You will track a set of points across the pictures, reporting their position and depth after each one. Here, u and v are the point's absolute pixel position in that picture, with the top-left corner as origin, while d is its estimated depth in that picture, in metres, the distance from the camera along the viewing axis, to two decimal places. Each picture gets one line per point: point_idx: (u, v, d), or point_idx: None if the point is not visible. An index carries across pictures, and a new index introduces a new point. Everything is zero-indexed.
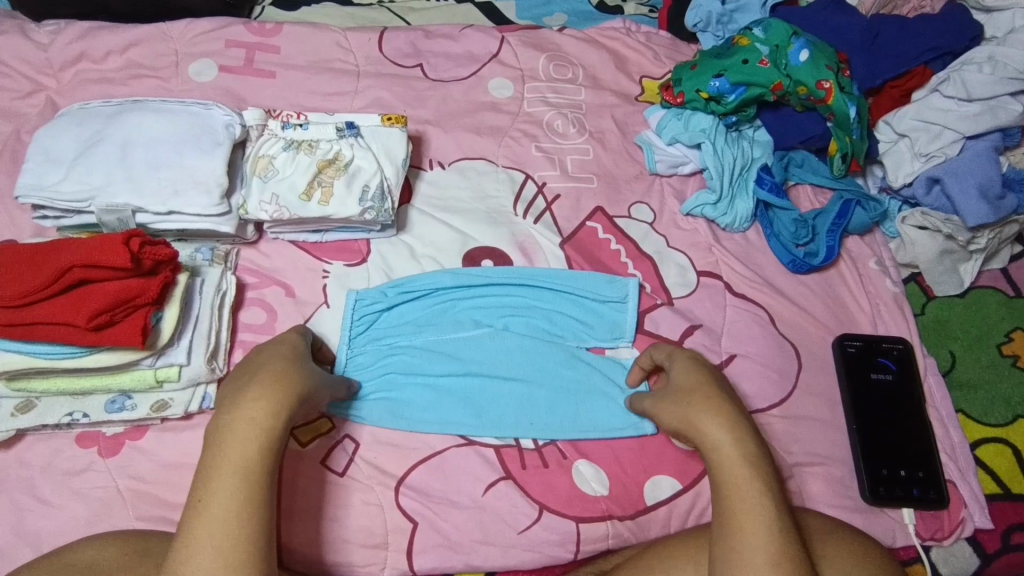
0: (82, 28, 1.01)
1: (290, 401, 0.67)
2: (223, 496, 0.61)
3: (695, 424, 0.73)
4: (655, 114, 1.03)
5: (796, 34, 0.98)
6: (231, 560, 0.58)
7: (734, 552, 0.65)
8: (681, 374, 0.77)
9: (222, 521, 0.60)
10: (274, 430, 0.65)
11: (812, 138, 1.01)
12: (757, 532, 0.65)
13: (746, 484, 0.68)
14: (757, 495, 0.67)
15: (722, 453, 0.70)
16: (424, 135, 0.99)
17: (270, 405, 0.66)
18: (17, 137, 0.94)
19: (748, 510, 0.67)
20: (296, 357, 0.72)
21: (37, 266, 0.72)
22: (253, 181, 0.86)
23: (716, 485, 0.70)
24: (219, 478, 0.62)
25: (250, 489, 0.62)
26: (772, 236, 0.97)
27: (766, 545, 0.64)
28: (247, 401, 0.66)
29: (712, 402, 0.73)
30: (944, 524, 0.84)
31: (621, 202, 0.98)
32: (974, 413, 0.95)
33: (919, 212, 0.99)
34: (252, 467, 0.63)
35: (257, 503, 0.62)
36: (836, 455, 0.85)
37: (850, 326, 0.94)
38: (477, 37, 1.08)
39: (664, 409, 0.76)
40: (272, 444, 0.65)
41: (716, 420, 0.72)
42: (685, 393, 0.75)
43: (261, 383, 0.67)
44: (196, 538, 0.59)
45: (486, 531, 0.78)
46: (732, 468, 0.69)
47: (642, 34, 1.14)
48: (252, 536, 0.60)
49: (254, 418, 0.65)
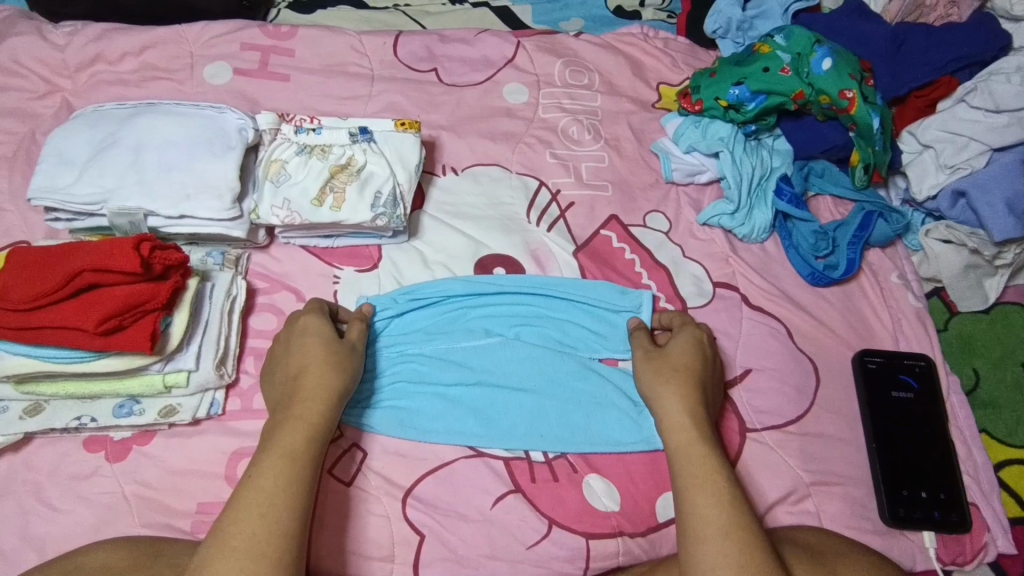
0: (98, 30, 1.01)
1: (336, 395, 0.73)
2: (269, 474, 0.66)
3: (658, 404, 0.77)
4: (672, 122, 1.02)
5: (819, 42, 0.96)
6: (273, 530, 0.62)
7: (687, 525, 0.69)
8: (676, 350, 0.80)
9: (269, 496, 0.64)
10: (323, 421, 0.71)
11: (833, 147, 0.99)
12: (707, 505, 0.69)
13: (701, 462, 0.72)
14: (711, 474, 0.71)
15: (680, 434, 0.74)
16: (437, 140, 0.98)
17: (320, 398, 0.72)
18: (32, 138, 0.94)
19: (702, 486, 0.70)
20: (336, 343, 0.76)
21: (48, 269, 0.72)
22: (265, 186, 0.85)
23: (671, 464, 0.74)
24: (269, 458, 0.67)
25: (294, 474, 0.66)
26: (791, 248, 0.95)
27: (717, 517, 0.68)
28: (299, 393, 0.72)
29: (685, 385, 0.77)
30: (966, 549, 0.82)
31: (636, 211, 0.96)
32: (998, 434, 0.94)
33: (943, 225, 0.96)
34: (299, 450, 0.68)
35: (303, 483, 0.66)
36: (854, 475, 0.83)
37: (870, 342, 0.91)
38: (492, 41, 1.07)
39: (646, 376, 0.79)
40: (316, 435, 0.70)
41: (681, 403, 0.76)
42: (672, 368, 0.78)
43: (312, 375, 0.73)
44: (245, 509, 0.63)
45: (494, 546, 0.76)
46: (688, 442, 0.74)
47: (660, 40, 1.12)
48: (296, 513, 0.64)
49: (305, 409, 0.71)
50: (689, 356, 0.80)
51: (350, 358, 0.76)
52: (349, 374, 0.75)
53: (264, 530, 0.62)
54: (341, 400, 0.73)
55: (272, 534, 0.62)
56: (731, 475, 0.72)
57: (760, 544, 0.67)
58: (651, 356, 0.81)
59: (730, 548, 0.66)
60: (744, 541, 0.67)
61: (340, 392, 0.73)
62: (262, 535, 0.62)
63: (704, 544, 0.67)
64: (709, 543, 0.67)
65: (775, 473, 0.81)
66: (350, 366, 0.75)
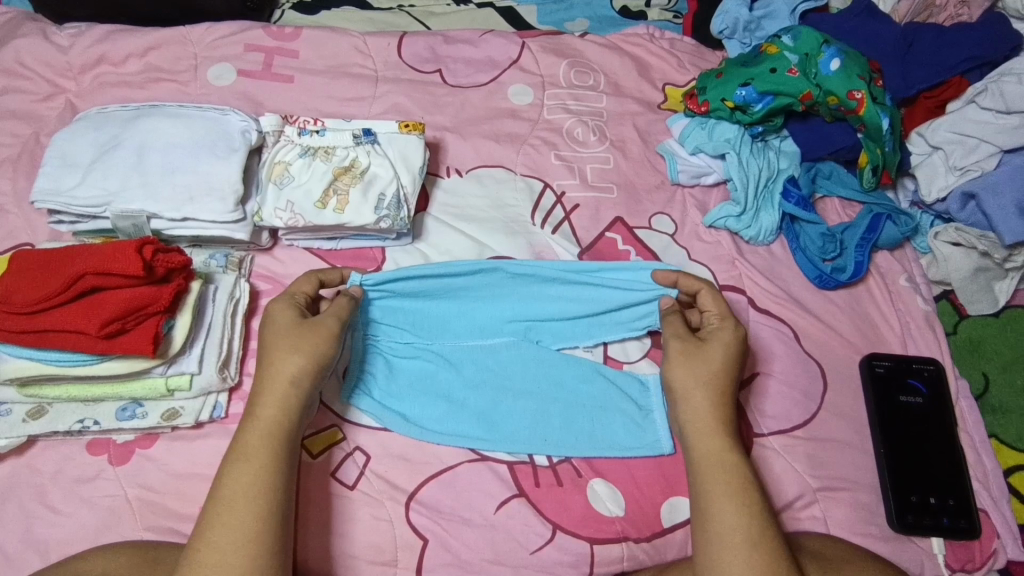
0: (103, 32, 1.01)
1: (291, 381, 0.71)
2: (235, 479, 0.66)
3: (689, 404, 0.75)
4: (678, 123, 1.01)
5: (827, 42, 0.95)
6: (245, 536, 0.63)
7: (711, 531, 0.69)
8: (714, 347, 0.77)
9: (232, 502, 0.64)
10: (279, 416, 0.69)
11: (842, 149, 0.98)
12: (734, 512, 0.69)
13: (731, 468, 0.72)
14: (739, 480, 0.71)
15: (709, 438, 0.74)
16: (441, 142, 0.98)
17: (277, 391, 0.70)
18: (36, 140, 0.94)
19: (730, 491, 0.70)
20: (309, 327, 0.74)
21: (49, 273, 0.72)
22: (268, 189, 0.85)
23: (696, 466, 0.73)
24: (232, 464, 0.67)
25: (253, 478, 0.66)
26: (798, 250, 0.94)
27: (744, 524, 0.68)
28: (257, 391, 0.71)
29: (715, 381, 0.76)
30: (975, 555, 0.81)
31: (642, 212, 0.95)
32: (1008, 439, 0.93)
33: (953, 228, 0.95)
34: (257, 452, 0.67)
35: (268, 482, 0.66)
36: (862, 480, 0.82)
37: (878, 345, 0.90)
38: (497, 42, 1.06)
39: (683, 372, 0.76)
40: (276, 432, 0.69)
41: (713, 406, 0.75)
42: (710, 368, 0.76)
43: (267, 371, 0.71)
44: (216, 518, 0.64)
45: (498, 551, 0.76)
46: (711, 439, 0.74)
47: (666, 40, 1.11)
48: (262, 513, 0.65)
49: (262, 406, 0.70)
50: (723, 354, 0.77)
51: (317, 339, 0.73)
52: (310, 356, 0.72)
53: (233, 537, 0.63)
54: (302, 385, 0.71)
55: (244, 539, 0.63)
56: (753, 479, 0.72)
57: (780, 548, 0.68)
58: (687, 347, 0.77)
59: (757, 555, 0.67)
60: (767, 547, 0.67)
61: (294, 378, 0.71)
62: (233, 541, 0.63)
63: (730, 550, 0.67)
64: (736, 550, 0.67)
65: (782, 477, 0.80)
66: (316, 349, 0.73)
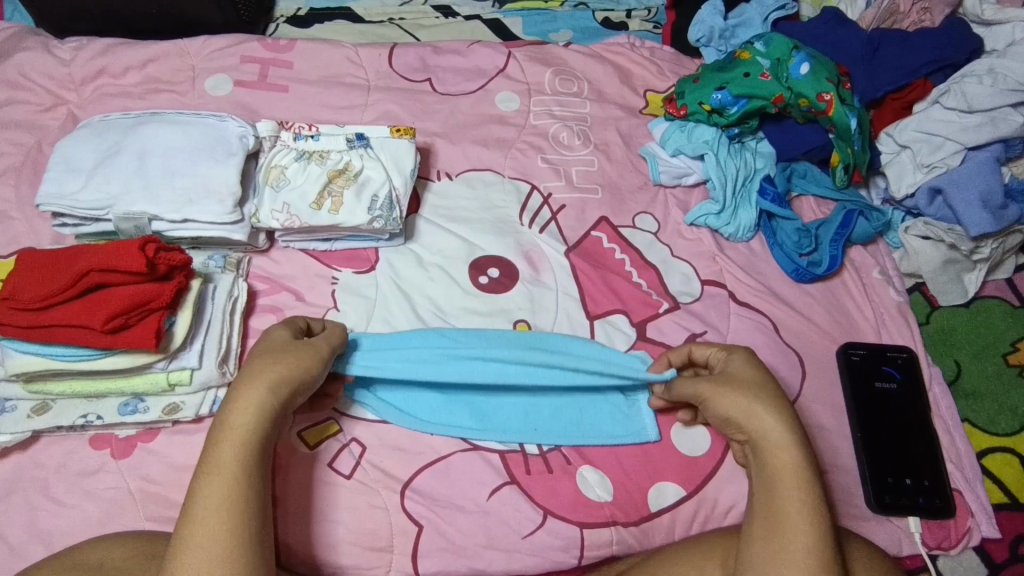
0: (103, 45, 1.05)
1: (269, 387, 0.69)
2: (208, 496, 0.64)
3: (760, 422, 0.72)
4: (659, 126, 1.05)
5: (796, 48, 1.00)
6: (219, 557, 0.62)
7: (787, 547, 0.67)
8: (742, 368, 0.76)
9: (202, 521, 0.63)
10: (252, 424, 0.67)
11: (814, 149, 1.03)
12: (809, 528, 0.67)
13: (805, 483, 0.69)
14: (812, 494, 0.69)
15: (783, 450, 0.71)
16: (432, 147, 1.02)
17: (252, 401, 0.68)
18: (39, 148, 0.97)
19: (804, 511, 0.68)
20: (292, 351, 0.72)
21: (54, 272, 0.75)
22: (265, 191, 0.88)
23: (771, 482, 0.70)
24: (202, 477, 0.65)
25: (225, 493, 0.64)
26: (775, 245, 0.98)
27: (817, 542, 0.67)
28: (226, 406, 0.68)
29: (774, 398, 0.74)
30: (951, 533, 0.84)
31: (625, 212, 0.99)
32: (980, 423, 0.97)
33: (922, 221, 1.00)
34: (227, 464, 0.65)
35: (239, 493, 0.65)
36: (841, 463, 0.85)
37: (854, 335, 0.94)
38: (484, 52, 1.11)
39: (750, 391, 0.74)
40: (249, 444, 0.67)
41: (779, 418, 0.72)
42: (771, 389, 0.74)
43: (238, 390, 0.68)
44: (190, 537, 0.62)
45: (490, 536, 0.78)
46: (783, 456, 0.71)
47: (646, 49, 1.16)
48: (235, 528, 0.63)
49: (231, 415, 0.67)
50: (754, 372, 0.76)
51: (300, 355, 0.72)
52: (286, 366, 0.70)
53: (203, 560, 0.61)
54: (279, 394, 0.69)
55: (216, 560, 0.61)
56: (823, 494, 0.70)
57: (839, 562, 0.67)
58: (720, 379, 0.76)
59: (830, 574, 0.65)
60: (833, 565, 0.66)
61: (272, 387, 0.69)
62: (207, 561, 0.61)
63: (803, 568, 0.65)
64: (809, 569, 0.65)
65: None
66: (296, 362, 0.71)
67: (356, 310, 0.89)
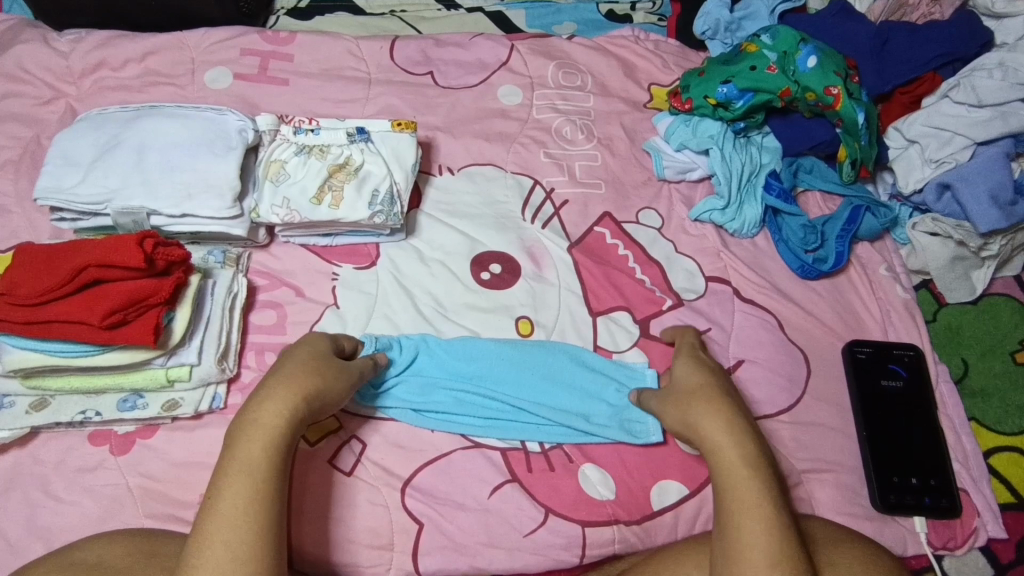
0: (102, 37, 1.04)
1: (306, 396, 0.69)
2: (232, 494, 0.63)
3: (698, 431, 0.74)
4: (663, 121, 1.04)
5: (804, 41, 0.99)
6: (241, 557, 0.60)
7: (731, 547, 0.66)
8: (685, 374, 0.79)
9: (229, 518, 0.62)
10: (282, 428, 0.67)
11: (821, 144, 1.02)
12: (753, 525, 0.66)
13: (746, 482, 0.69)
14: (755, 492, 0.68)
15: (719, 452, 0.71)
16: (434, 141, 1.00)
17: (287, 403, 0.68)
18: (38, 142, 0.96)
19: (746, 507, 0.67)
20: (319, 362, 0.72)
21: (52, 266, 0.74)
22: (265, 185, 0.87)
23: (718, 487, 0.70)
24: (228, 475, 0.64)
25: (252, 491, 0.63)
26: (780, 242, 0.97)
27: (764, 539, 0.65)
28: (251, 408, 0.68)
29: (710, 402, 0.75)
30: (956, 533, 0.83)
31: (629, 207, 0.98)
32: (987, 422, 0.95)
33: (930, 218, 0.99)
34: (257, 463, 0.65)
35: (265, 495, 0.64)
36: (846, 462, 0.84)
37: (859, 332, 0.93)
38: (486, 45, 1.10)
39: (678, 406, 0.76)
40: (278, 445, 0.66)
41: (710, 419, 0.73)
42: (703, 394, 0.76)
43: (266, 393, 0.68)
44: (215, 535, 0.61)
45: (492, 534, 0.78)
46: (722, 456, 0.71)
47: (651, 42, 1.14)
48: (262, 526, 0.62)
49: (262, 414, 0.67)
50: (699, 376, 0.79)
51: (335, 373, 0.73)
52: (321, 379, 0.71)
53: (228, 558, 0.60)
54: (313, 406, 0.70)
55: (240, 560, 0.60)
56: (773, 490, 0.69)
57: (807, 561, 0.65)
58: (665, 398, 0.79)
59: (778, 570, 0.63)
60: (793, 561, 0.64)
61: (309, 398, 0.69)
62: (231, 559, 0.60)
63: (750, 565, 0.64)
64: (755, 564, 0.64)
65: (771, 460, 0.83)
66: (327, 374, 0.72)
67: (357, 307, 0.88)
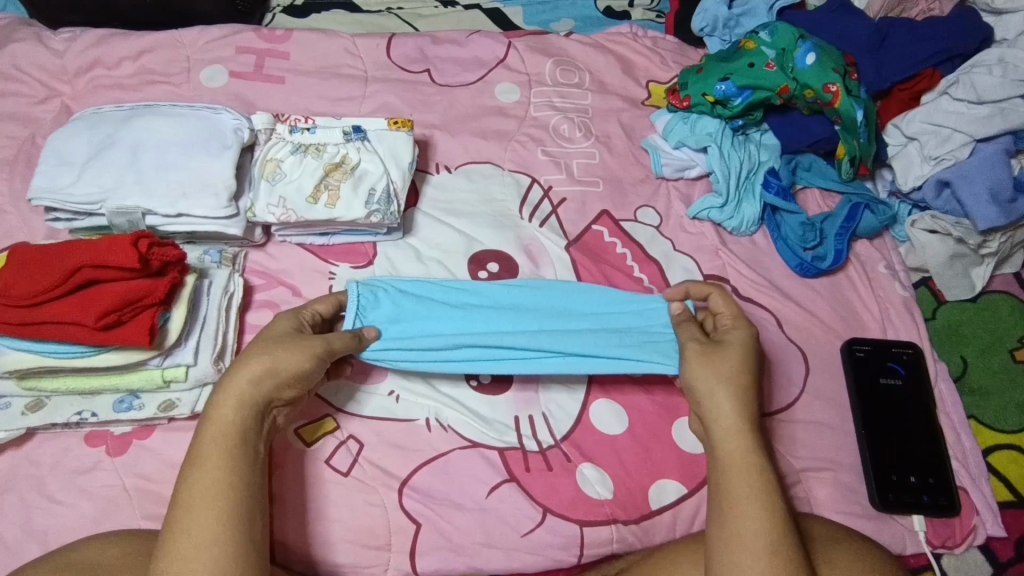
0: (97, 36, 1.03)
1: (255, 380, 0.67)
2: (196, 484, 0.62)
3: (714, 405, 0.71)
4: (661, 118, 1.04)
5: (801, 38, 0.99)
6: (208, 545, 0.59)
7: (732, 533, 0.65)
8: (727, 344, 0.75)
9: (193, 509, 0.61)
10: (237, 419, 0.66)
11: (820, 140, 1.01)
12: (756, 513, 0.65)
13: (752, 468, 0.68)
14: (761, 480, 0.67)
15: (730, 434, 0.70)
16: (431, 139, 1.00)
17: (234, 392, 0.67)
18: (33, 141, 0.95)
19: (751, 494, 0.66)
20: (272, 340, 0.70)
21: (46, 267, 0.74)
22: (261, 184, 0.87)
23: (719, 468, 0.69)
24: (191, 467, 0.63)
25: (216, 481, 0.62)
26: (779, 240, 0.96)
27: (765, 528, 0.65)
28: (212, 400, 0.67)
29: (736, 378, 0.72)
30: (956, 532, 0.83)
31: (627, 205, 0.98)
32: (986, 420, 0.95)
33: (929, 215, 0.98)
34: (213, 454, 0.64)
35: (230, 484, 0.63)
36: (844, 461, 0.84)
37: (859, 331, 0.93)
38: (484, 42, 1.09)
39: (704, 372, 0.72)
40: (236, 434, 0.65)
41: (728, 396, 0.71)
42: (729, 366, 0.72)
43: (222, 384, 0.67)
44: (180, 527, 0.60)
45: (489, 534, 0.78)
46: (730, 437, 0.70)
47: (649, 39, 1.14)
48: (224, 514, 0.61)
49: (218, 407, 0.66)
50: (741, 351, 0.74)
51: (290, 348, 0.70)
52: (271, 357, 0.68)
53: (192, 548, 0.59)
54: (262, 386, 0.68)
55: (206, 547, 0.59)
56: (775, 478, 0.68)
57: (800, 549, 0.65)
58: (707, 350, 0.74)
59: (777, 560, 0.63)
60: (789, 552, 0.64)
61: (255, 379, 0.67)
62: (197, 548, 0.59)
63: (750, 553, 0.63)
64: (756, 552, 0.63)
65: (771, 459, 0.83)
66: (278, 351, 0.69)
67: None
